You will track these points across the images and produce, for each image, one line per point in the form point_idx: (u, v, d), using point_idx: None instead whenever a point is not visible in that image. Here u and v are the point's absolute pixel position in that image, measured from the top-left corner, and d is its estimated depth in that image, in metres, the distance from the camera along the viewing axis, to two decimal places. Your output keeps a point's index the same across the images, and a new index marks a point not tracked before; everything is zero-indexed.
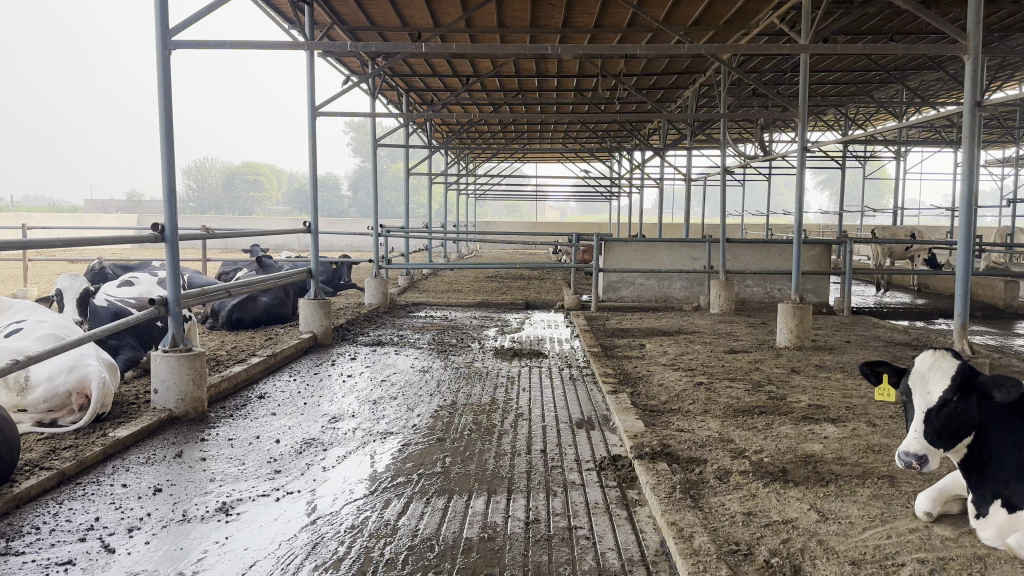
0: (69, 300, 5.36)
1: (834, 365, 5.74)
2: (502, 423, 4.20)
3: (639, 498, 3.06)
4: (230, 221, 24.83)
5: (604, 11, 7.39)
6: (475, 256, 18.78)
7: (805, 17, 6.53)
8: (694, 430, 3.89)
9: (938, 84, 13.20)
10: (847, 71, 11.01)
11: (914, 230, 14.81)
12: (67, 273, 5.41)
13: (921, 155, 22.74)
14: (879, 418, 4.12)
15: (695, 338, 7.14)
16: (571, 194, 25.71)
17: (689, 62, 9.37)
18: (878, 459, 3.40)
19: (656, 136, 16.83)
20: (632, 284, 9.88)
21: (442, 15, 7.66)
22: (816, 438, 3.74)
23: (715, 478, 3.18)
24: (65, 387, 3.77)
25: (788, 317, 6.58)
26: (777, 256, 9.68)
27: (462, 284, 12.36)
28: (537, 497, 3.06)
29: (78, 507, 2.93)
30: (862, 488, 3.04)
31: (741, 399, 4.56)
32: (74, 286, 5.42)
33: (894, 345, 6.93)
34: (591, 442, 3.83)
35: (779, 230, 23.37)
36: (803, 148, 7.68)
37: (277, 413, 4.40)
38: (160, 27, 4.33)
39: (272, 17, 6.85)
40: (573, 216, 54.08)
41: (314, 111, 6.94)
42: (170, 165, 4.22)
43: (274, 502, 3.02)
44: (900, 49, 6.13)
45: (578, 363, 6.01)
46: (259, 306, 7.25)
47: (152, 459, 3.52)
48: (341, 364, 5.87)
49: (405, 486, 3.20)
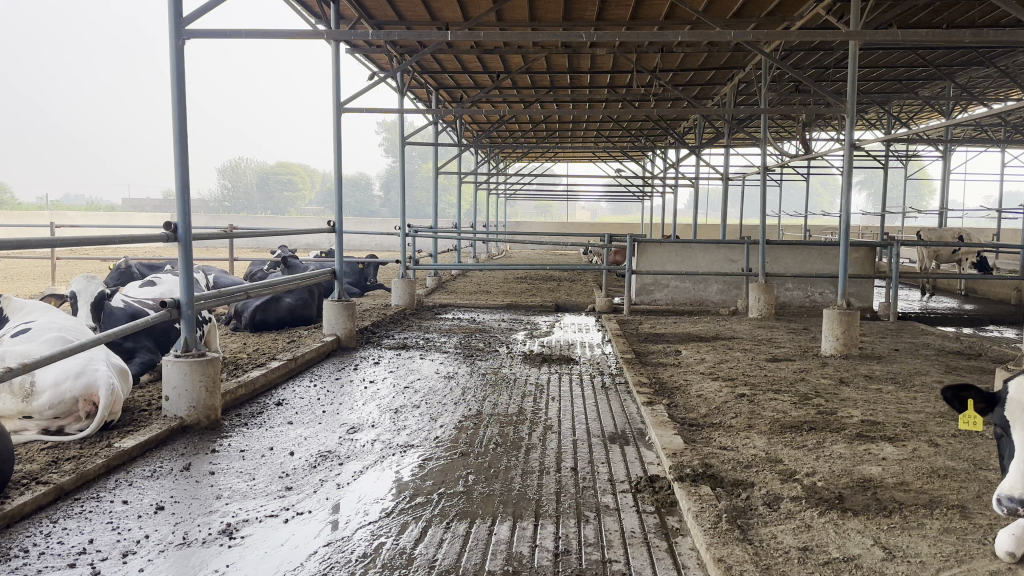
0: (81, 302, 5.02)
1: (885, 376, 5.39)
2: (530, 436, 3.94)
3: (681, 527, 2.77)
4: (258, 220, 25.02)
5: (640, 3, 7.13)
6: (504, 258, 18.57)
7: (855, 7, 6.20)
8: (738, 448, 3.59)
9: (987, 81, 12.67)
10: (892, 67, 10.62)
11: (961, 232, 14.28)
12: (82, 274, 5.11)
13: (965, 156, 22.06)
14: (941, 438, 3.78)
15: (734, 344, 6.81)
16: (603, 194, 25.41)
17: (727, 57, 9.08)
18: (945, 486, 3.08)
19: (692, 135, 16.47)
20: (665, 286, 9.53)
21: (471, 8, 7.42)
22: (873, 459, 3.42)
23: (764, 505, 2.88)
24: (71, 393, 3.56)
25: (834, 323, 6.23)
26: (820, 259, 9.27)
27: (492, 285, 12.10)
28: (568, 523, 2.79)
29: (73, 527, 2.72)
30: (931, 521, 2.72)
31: (787, 413, 4.23)
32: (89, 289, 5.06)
33: (945, 354, 6.55)
34: (625, 460, 3.54)
35: (818, 231, 22.82)
36: (850, 146, 7.31)
37: (293, 422, 4.18)
38: (174, 13, 4.12)
39: (296, 8, 6.65)
40: (603, 218, 53.83)
41: (340, 107, 6.75)
42: (183, 161, 4.02)
43: (282, 524, 2.79)
44: (960, 36, 5.75)
45: (610, 370, 5.73)
46: (283, 307, 7.07)
47: (157, 473, 3.32)
48: (364, 369, 5.65)
49: (424, 507, 2.95)
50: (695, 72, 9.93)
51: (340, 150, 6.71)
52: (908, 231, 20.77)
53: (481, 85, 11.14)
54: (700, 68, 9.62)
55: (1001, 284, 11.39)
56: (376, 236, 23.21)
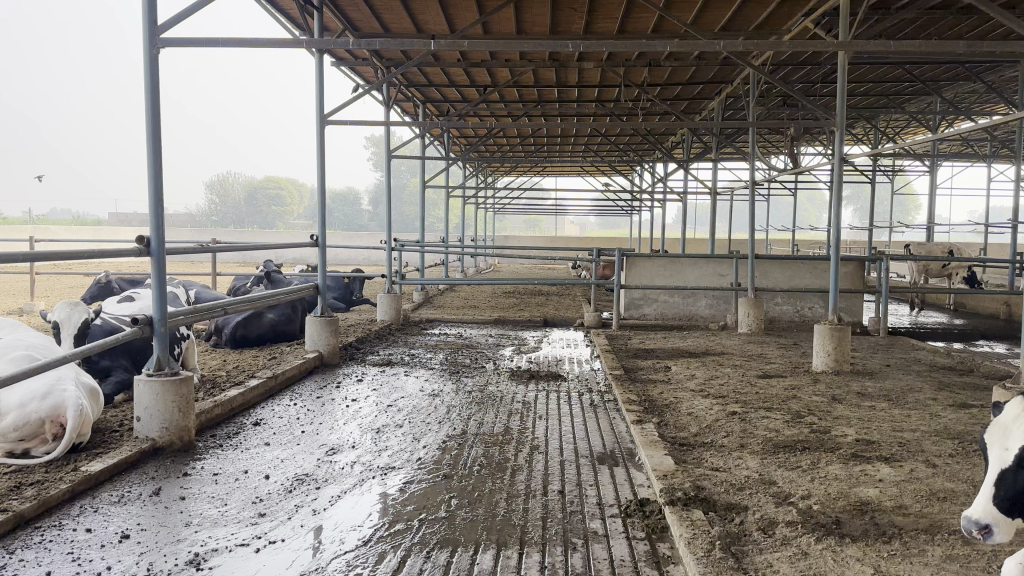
0: (67, 336, 4.76)
1: (878, 393, 5.30)
2: (516, 457, 3.81)
3: (672, 555, 2.65)
4: (244, 234, 24.76)
5: (628, 16, 7.07)
6: (492, 273, 18.41)
7: (845, 20, 6.15)
8: (731, 470, 3.48)
9: (973, 96, 12.71)
10: (880, 81, 10.62)
11: (950, 246, 14.26)
12: (65, 302, 4.85)
13: (950, 171, 22.16)
14: (938, 457, 3.67)
15: (724, 360, 6.70)
16: (592, 208, 25.35)
17: (715, 71, 9.06)
18: (945, 509, 2.97)
19: (680, 149, 16.45)
20: (654, 301, 9.43)
21: (458, 20, 7.35)
22: (870, 481, 3.31)
23: (758, 530, 2.77)
24: (37, 415, 3.40)
25: (825, 339, 6.14)
26: (809, 273, 9.20)
27: (480, 300, 11.96)
28: (555, 551, 2.66)
29: (30, 558, 2.57)
30: (933, 547, 2.61)
31: (780, 432, 4.12)
32: (71, 318, 4.80)
33: (937, 370, 6.47)
34: (615, 482, 3.42)
35: (807, 245, 22.83)
36: (839, 159, 7.26)
37: (271, 443, 4.04)
38: (148, 20, 4.00)
39: (278, 19, 6.54)
40: (591, 233, 53.81)
41: (324, 119, 6.64)
42: (157, 173, 3.89)
43: (253, 554, 2.64)
44: (951, 47, 5.72)
45: (598, 386, 5.61)
46: (265, 323, 6.92)
47: (125, 498, 3.17)
48: (346, 387, 5.51)
49: (404, 535, 2.81)
50: (683, 86, 9.91)
51: (324, 162, 6.58)
52: (896, 247, 20.79)
53: (468, 98, 11.08)
54: (688, 82, 9.60)
55: (990, 298, 11.36)
56: (362, 251, 22.99)
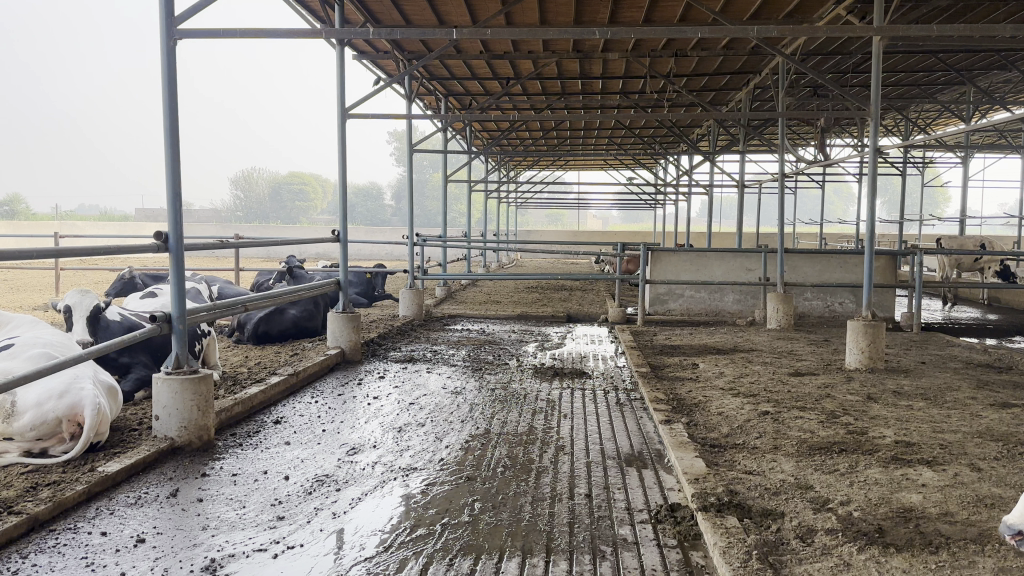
0: (78, 319, 4.74)
1: (914, 391, 5.12)
2: (542, 458, 3.70)
3: (706, 564, 2.53)
4: (269, 230, 24.81)
5: (654, 5, 6.92)
6: (515, 268, 18.30)
7: (880, 6, 5.95)
8: (765, 473, 3.34)
9: (1008, 86, 12.37)
10: (912, 71, 10.34)
11: (983, 240, 13.91)
12: (76, 289, 4.85)
13: (982, 162, 21.65)
14: (982, 461, 3.51)
15: (753, 357, 6.53)
16: (615, 202, 25.13)
17: (743, 60, 8.86)
18: (992, 517, 2.82)
19: (705, 141, 16.22)
20: (680, 296, 9.28)
21: (479, 10, 7.22)
22: (912, 486, 3.16)
23: (796, 538, 2.64)
24: (54, 414, 3.35)
25: (859, 336, 5.96)
26: (840, 268, 8.99)
27: (502, 295, 11.85)
28: (584, 560, 2.55)
29: (44, 563, 2.50)
30: (984, 559, 2.46)
31: (814, 433, 3.97)
32: (83, 303, 4.78)
33: (974, 367, 6.25)
34: (644, 485, 3.30)
35: (835, 239, 22.45)
36: (873, 150, 7.05)
37: (291, 443, 3.96)
38: (165, 11, 3.93)
39: (299, 11, 6.47)
40: (614, 227, 53.46)
41: (345, 112, 6.57)
42: (175, 168, 3.81)
43: (271, 560, 2.56)
44: (991, 32, 5.51)
45: (624, 384, 5.48)
46: (287, 319, 6.87)
47: (142, 500, 3.11)
48: (368, 384, 5.42)
49: (426, 541, 2.71)
50: (710, 76, 9.72)
51: (345, 155, 6.50)
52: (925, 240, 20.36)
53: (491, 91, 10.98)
54: (715, 72, 9.41)
55: None
56: (385, 246, 22.97)
